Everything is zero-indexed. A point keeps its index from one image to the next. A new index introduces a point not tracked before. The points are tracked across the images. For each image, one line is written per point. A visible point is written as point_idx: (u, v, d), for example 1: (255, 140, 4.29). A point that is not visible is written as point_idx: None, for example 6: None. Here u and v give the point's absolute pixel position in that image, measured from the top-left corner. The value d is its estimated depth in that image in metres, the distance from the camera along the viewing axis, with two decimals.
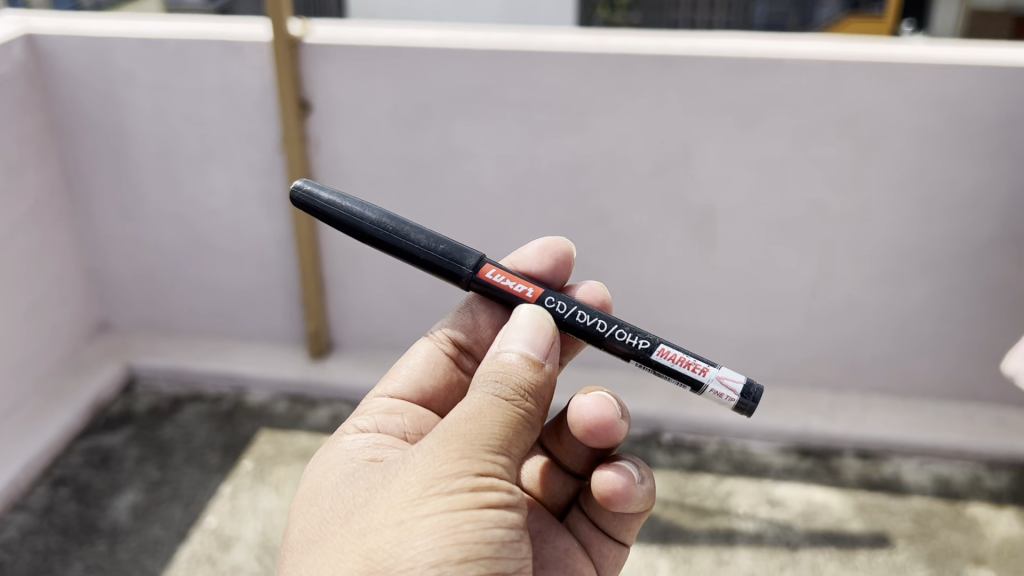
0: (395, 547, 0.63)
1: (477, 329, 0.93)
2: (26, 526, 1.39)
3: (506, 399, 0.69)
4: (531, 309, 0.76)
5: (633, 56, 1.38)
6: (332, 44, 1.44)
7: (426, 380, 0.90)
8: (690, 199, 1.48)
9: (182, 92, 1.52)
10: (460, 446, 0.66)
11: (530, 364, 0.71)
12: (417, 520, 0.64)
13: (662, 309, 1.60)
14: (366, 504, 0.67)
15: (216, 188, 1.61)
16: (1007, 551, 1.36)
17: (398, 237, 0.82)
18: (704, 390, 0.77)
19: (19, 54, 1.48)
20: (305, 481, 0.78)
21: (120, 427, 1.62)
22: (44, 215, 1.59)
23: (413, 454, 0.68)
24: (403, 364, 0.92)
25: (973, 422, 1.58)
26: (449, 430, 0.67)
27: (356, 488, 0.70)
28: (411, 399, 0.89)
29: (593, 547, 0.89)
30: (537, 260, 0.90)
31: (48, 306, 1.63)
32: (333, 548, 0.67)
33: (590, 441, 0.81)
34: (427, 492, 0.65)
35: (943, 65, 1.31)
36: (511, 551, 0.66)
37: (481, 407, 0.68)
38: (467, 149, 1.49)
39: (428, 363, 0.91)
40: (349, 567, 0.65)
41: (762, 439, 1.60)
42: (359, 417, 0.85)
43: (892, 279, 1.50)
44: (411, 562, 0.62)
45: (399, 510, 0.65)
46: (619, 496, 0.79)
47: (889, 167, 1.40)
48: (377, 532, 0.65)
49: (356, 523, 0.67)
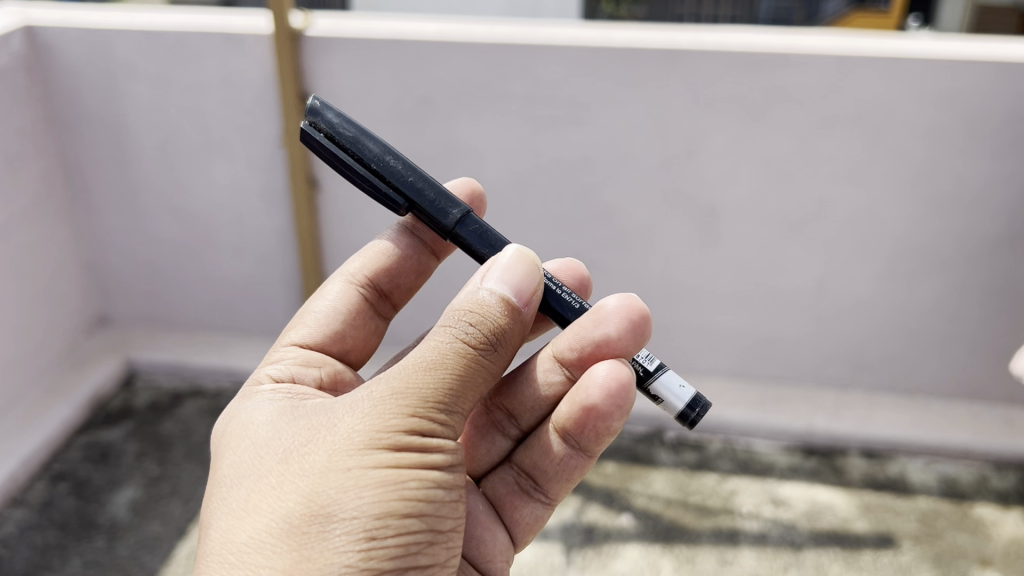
0: (339, 494, 0.64)
1: (398, 277, 0.94)
2: (25, 521, 1.38)
3: (471, 348, 0.68)
4: (519, 248, 0.72)
5: (638, 51, 1.36)
6: (333, 36, 1.43)
7: (346, 332, 0.91)
8: (695, 195, 1.47)
9: (182, 84, 1.50)
10: (413, 402, 0.67)
11: (505, 309, 0.69)
12: (364, 470, 0.65)
13: (666, 305, 1.59)
14: (307, 445, 0.67)
15: (216, 181, 1.60)
16: (1014, 552, 1.35)
17: (396, 173, 0.79)
18: (660, 369, 0.82)
19: (19, 45, 1.47)
20: (235, 416, 0.77)
21: (119, 423, 1.61)
22: (44, 208, 1.58)
23: (360, 400, 0.68)
24: (318, 311, 0.91)
25: (980, 422, 1.56)
26: (404, 381, 0.67)
27: (294, 426, 0.70)
28: (327, 350, 0.90)
29: (510, 504, 0.86)
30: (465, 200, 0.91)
31: (47, 300, 1.62)
32: (269, 485, 0.67)
33: (620, 338, 0.78)
34: (375, 443, 0.66)
35: (953, 60, 1.29)
36: (450, 510, 0.68)
37: (442, 356, 0.68)
38: (470, 145, 1.48)
39: (348, 312, 0.92)
40: (287, 506, 0.65)
41: (767, 438, 1.58)
42: (272, 368, 0.84)
43: (902, 276, 1.48)
44: (355, 511, 0.64)
45: (345, 457, 0.65)
46: (624, 385, 0.77)
47: (898, 164, 1.38)
48: (321, 475, 0.65)
49: (296, 462, 0.67)
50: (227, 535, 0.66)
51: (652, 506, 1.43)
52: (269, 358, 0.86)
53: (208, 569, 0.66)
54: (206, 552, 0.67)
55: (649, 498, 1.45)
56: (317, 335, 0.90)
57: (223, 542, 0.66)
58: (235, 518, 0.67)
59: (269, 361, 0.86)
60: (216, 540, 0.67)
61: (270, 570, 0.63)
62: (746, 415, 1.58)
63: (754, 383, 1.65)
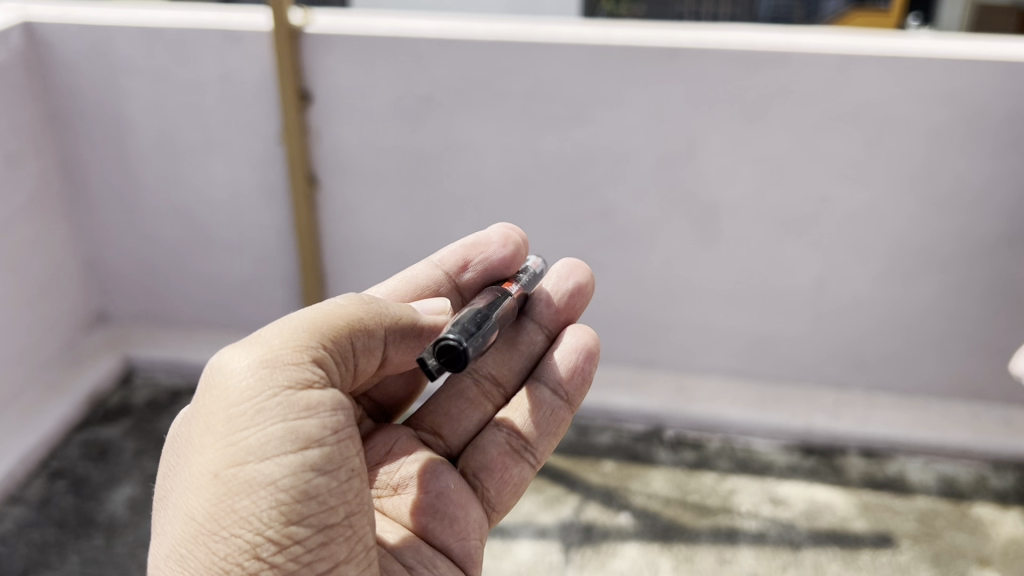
0: (217, 509, 0.66)
1: None
2: (23, 519, 1.37)
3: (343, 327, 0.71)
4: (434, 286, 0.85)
5: (638, 49, 1.36)
6: (332, 33, 1.42)
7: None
8: (695, 193, 1.46)
9: (181, 81, 1.50)
10: (270, 392, 0.67)
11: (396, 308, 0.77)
12: (233, 479, 0.66)
13: (665, 303, 1.59)
14: (188, 460, 0.70)
15: (215, 178, 1.59)
16: (1012, 552, 1.35)
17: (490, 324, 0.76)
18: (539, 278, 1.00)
19: (17, 42, 1.46)
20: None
21: (118, 420, 1.61)
22: (42, 205, 1.57)
23: (223, 400, 0.68)
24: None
25: (979, 421, 1.56)
26: (260, 370, 0.68)
27: (182, 438, 0.72)
28: None
29: (493, 473, 0.85)
30: (500, 244, 0.97)
31: (46, 297, 1.62)
32: (168, 506, 0.70)
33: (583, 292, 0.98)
34: (239, 447, 0.66)
35: (953, 59, 1.29)
36: (341, 494, 0.68)
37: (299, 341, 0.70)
38: (469, 143, 1.48)
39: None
40: (180, 527, 0.68)
41: (766, 436, 1.58)
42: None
43: (901, 275, 1.48)
44: (237, 524, 0.66)
45: (214, 469, 0.67)
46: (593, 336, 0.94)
47: (899, 163, 1.38)
48: (199, 491, 0.67)
49: (181, 479, 0.69)
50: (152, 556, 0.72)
51: (651, 505, 1.43)
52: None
53: None
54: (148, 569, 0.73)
55: (648, 497, 1.45)
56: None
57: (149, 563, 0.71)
58: (155, 542, 0.72)
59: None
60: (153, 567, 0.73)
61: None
62: (745, 413, 1.58)
63: (753, 381, 1.65)
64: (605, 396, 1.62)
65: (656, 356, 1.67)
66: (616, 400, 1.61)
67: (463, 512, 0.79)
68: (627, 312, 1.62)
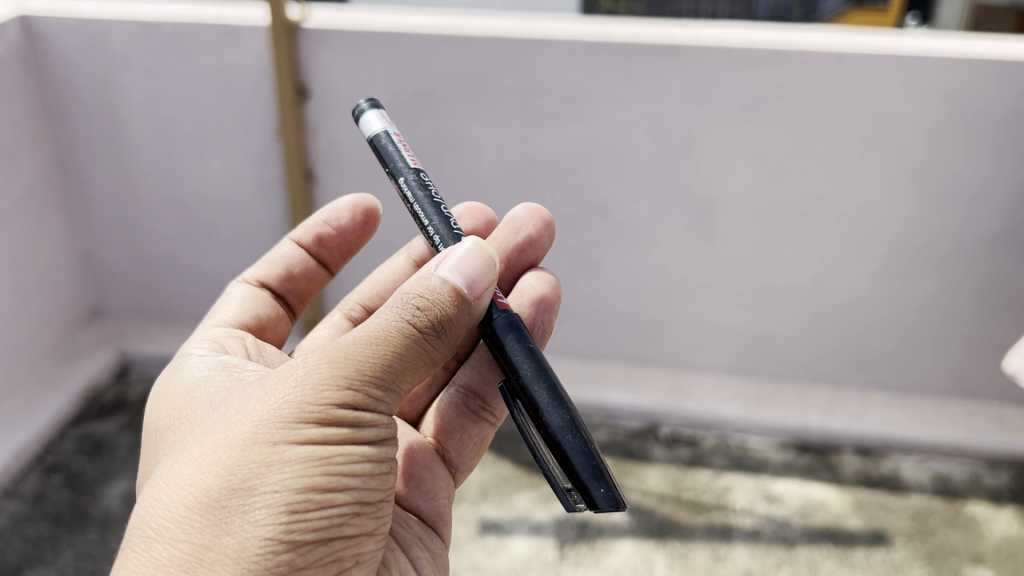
0: (262, 468, 0.65)
1: (291, 278, 1.00)
2: (17, 513, 1.37)
3: (412, 325, 0.69)
4: (477, 241, 0.74)
5: (636, 46, 1.36)
6: (330, 29, 1.42)
7: (262, 312, 0.94)
8: (692, 191, 1.46)
9: (178, 76, 1.50)
10: (349, 374, 0.67)
11: (455, 300, 0.71)
12: (289, 446, 0.65)
13: (661, 300, 1.59)
14: (234, 415, 0.68)
15: (211, 173, 1.59)
16: (1006, 551, 1.35)
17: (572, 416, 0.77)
18: (371, 109, 0.91)
19: (14, 36, 1.46)
20: (174, 388, 0.78)
21: (113, 415, 1.61)
22: (37, 199, 1.57)
23: (295, 367, 0.68)
24: (234, 298, 0.95)
25: (974, 420, 1.56)
26: (342, 351, 0.68)
27: (226, 400, 0.70)
28: (248, 326, 0.92)
29: (452, 433, 0.91)
30: (349, 217, 1.00)
31: (41, 292, 1.61)
32: (195, 456, 0.67)
33: (539, 236, 0.97)
34: (302, 416, 0.66)
35: (951, 58, 1.29)
36: (378, 483, 0.70)
37: (386, 331, 0.69)
38: (466, 139, 1.47)
39: (259, 298, 0.96)
40: (209, 476, 0.65)
41: (762, 434, 1.58)
42: (201, 339, 0.86)
43: (896, 273, 1.48)
44: (278, 485, 0.64)
45: (271, 431, 0.65)
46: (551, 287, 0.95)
47: (896, 162, 1.38)
48: (245, 447, 0.65)
49: (222, 432, 0.67)
50: (148, 505, 0.67)
51: (645, 502, 1.43)
52: (199, 333, 0.88)
53: (131, 541, 0.66)
54: (129, 520, 0.67)
55: (644, 493, 1.45)
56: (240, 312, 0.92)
57: (145, 513, 0.66)
58: (162, 487, 0.67)
59: (200, 334, 0.88)
60: (139, 512, 0.67)
61: (188, 545, 0.63)
62: (741, 411, 1.58)
63: (749, 379, 1.66)
64: (600, 392, 1.62)
65: (651, 353, 1.67)
66: (611, 397, 1.61)
67: (429, 472, 0.86)
68: (622, 309, 1.62)
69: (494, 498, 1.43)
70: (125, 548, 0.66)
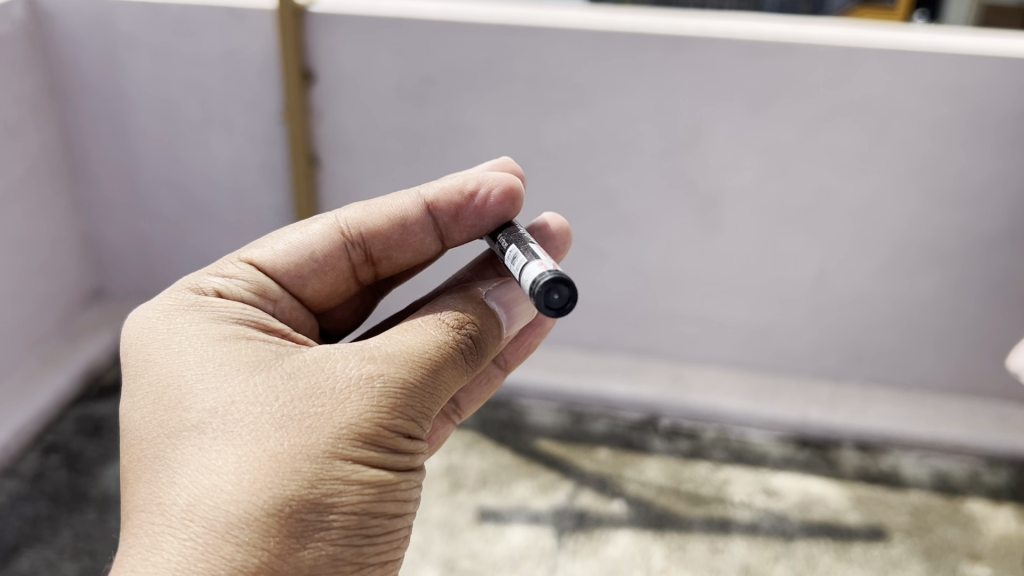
0: (342, 484, 0.66)
1: (397, 248, 0.91)
2: (15, 491, 1.37)
3: (460, 351, 0.75)
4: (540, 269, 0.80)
5: (644, 36, 1.35)
6: (337, 13, 1.41)
7: (311, 280, 0.88)
8: (697, 182, 1.46)
9: (184, 58, 1.49)
10: (417, 402, 0.71)
11: (497, 338, 0.80)
12: (365, 466, 0.67)
13: (663, 291, 1.59)
14: (306, 423, 0.67)
15: (216, 156, 1.59)
16: (1004, 548, 1.35)
17: None
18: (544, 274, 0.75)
19: (19, 14, 1.46)
20: (196, 354, 0.73)
21: (113, 396, 1.61)
22: (41, 179, 1.56)
23: (369, 386, 0.69)
24: (292, 242, 0.88)
25: (975, 418, 1.56)
26: (411, 380, 0.71)
27: (285, 395, 0.69)
28: (288, 288, 0.88)
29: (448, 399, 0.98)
30: (496, 200, 0.90)
31: (44, 272, 1.61)
32: (264, 457, 0.65)
33: None
34: (376, 437, 0.68)
35: (962, 55, 1.28)
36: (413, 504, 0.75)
37: (444, 363, 0.73)
38: (471, 126, 1.47)
39: (325, 260, 0.88)
40: (285, 485, 0.64)
41: (762, 428, 1.58)
42: (219, 281, 0.83)
43: (901, 269, 1.48)
44: (356, 504, 0.67)
45: (349, 448, 0.67)
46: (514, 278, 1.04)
47: (904, 157, 1.37)
48: (324, 461, 0.66)
49: (295, 438, 0.66)
50: (204, 497, 0.64)
51: (644, 493, 1.43)
52: (217, 268, 0.84)
53: (186, 532, 0.63)
54: (179, 511, 0.64)
55: (643, 484, 1.45)
56: (279, 265, 0.87)
57: (201, 508, 0.64)
58: (223, 483, 0.64)
59: (220, 272, 0.84)
60: (195, 505, 0.64)
61: (264, 554, 0.62)
62: (741, 404, 1.58)
63: (749, 373, 1.66)
64: (601, 383, 1.63)
65: (652, 344, 1.67)
66: (612, 387, 1.61)
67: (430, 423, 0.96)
68: (623, 299, 1.62)
69: (493, 486, 1.44)
70: (178, 540, 0.63)
